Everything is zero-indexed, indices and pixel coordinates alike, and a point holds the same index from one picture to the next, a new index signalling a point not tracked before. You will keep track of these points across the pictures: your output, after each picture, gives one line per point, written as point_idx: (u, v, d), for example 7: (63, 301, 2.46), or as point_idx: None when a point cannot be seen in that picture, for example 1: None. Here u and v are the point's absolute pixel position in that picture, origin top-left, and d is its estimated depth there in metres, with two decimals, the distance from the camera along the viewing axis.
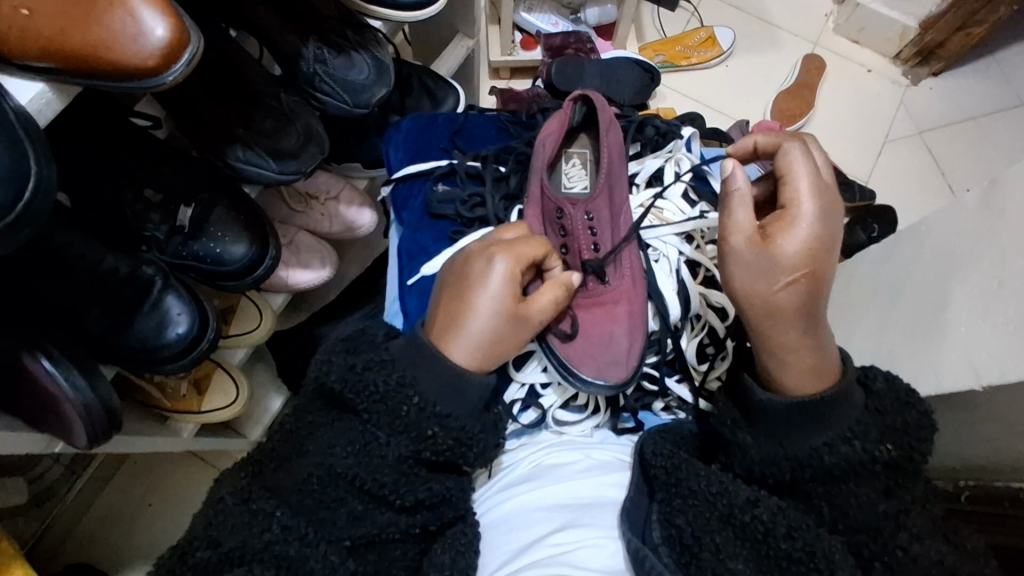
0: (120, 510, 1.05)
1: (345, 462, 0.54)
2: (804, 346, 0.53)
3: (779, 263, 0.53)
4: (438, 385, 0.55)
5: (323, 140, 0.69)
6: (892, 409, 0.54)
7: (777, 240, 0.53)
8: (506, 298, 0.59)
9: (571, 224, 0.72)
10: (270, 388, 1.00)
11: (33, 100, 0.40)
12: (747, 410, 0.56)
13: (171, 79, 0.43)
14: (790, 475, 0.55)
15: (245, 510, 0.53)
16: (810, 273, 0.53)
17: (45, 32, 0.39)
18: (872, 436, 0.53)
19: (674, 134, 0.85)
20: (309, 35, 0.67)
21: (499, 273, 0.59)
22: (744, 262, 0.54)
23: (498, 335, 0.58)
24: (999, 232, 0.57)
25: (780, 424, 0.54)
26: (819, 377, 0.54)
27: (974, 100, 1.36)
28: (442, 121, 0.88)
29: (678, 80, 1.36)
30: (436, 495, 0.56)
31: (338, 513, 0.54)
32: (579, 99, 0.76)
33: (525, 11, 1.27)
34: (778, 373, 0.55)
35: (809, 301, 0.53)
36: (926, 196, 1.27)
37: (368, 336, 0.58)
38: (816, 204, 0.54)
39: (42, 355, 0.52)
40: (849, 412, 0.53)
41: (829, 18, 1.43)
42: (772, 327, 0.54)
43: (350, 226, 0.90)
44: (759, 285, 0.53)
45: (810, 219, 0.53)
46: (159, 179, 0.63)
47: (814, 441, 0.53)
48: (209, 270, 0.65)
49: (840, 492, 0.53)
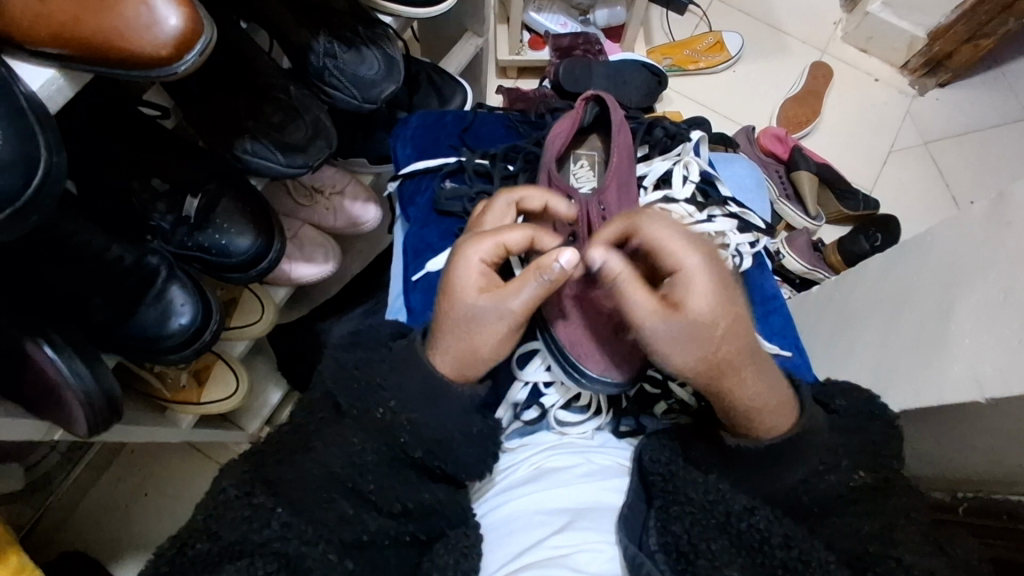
0: (117, 499, 1.05)
1: (340, 463, 0.55)
2: (766, 389, 0.55)
3: (697, 329, 0.51)
4: (420, 391, 0.57)
5: (331, 134, 0.69)
6: (858, 427, 0.58)
7: (684, 306, 0.51)
8: (471, 294, 0.56)
9: (581, 209, 0.69)
10: (269, 381, 1.01)
11: (43, 86, 0.40)
12: (727, 456, 0.58)
13: (183, 70, 0.43)
14: (779, 509, 0.56)
15: (245, 504, 0.51)
16: (731, 323, 0.51)
17: (58, 18, 0.39)
18: (844, 464, 0.56)
19: (683, 137, 0.86)
20: (320, 28, 0.67)
21: (467, 273, 0.57)
22: (659, 342, 0.52)
23: (463, 333, 0.56)
24: (1006, 245, 0.57)
25: (757, 462, 0.57)
26: (780, 417, 0.56)
27: (980, 111, 1.36)
28: (451, 119, 0.88)
29: (685, 84, 1.36)
30: (427, 505, 0.57)
31: (329, 512, 0.53)
32: (591, 99, 0.76)
33: (534, 11, 1.26)
34: (751, 418, 0.56)
35: (733, 355, 0.52)
36: (930, 209, 1.27)
37: (372, 337, 0.61)
38: (701, 255, 0.52)
39: (45, 342, 0.52)
40: (818, 442, 0.56)
41: (838, 26, 1.43)
42: (728, 381, 0.53)
43: (354, 221, 0.90)
44: (679, 356, 0.52)
45: (701, 275, 0.52)
46: (167, 169, 0.63)
47: (791, 477, 0.56)
48: (215, 261, 0.64)
49: (827, 523, 0.54)
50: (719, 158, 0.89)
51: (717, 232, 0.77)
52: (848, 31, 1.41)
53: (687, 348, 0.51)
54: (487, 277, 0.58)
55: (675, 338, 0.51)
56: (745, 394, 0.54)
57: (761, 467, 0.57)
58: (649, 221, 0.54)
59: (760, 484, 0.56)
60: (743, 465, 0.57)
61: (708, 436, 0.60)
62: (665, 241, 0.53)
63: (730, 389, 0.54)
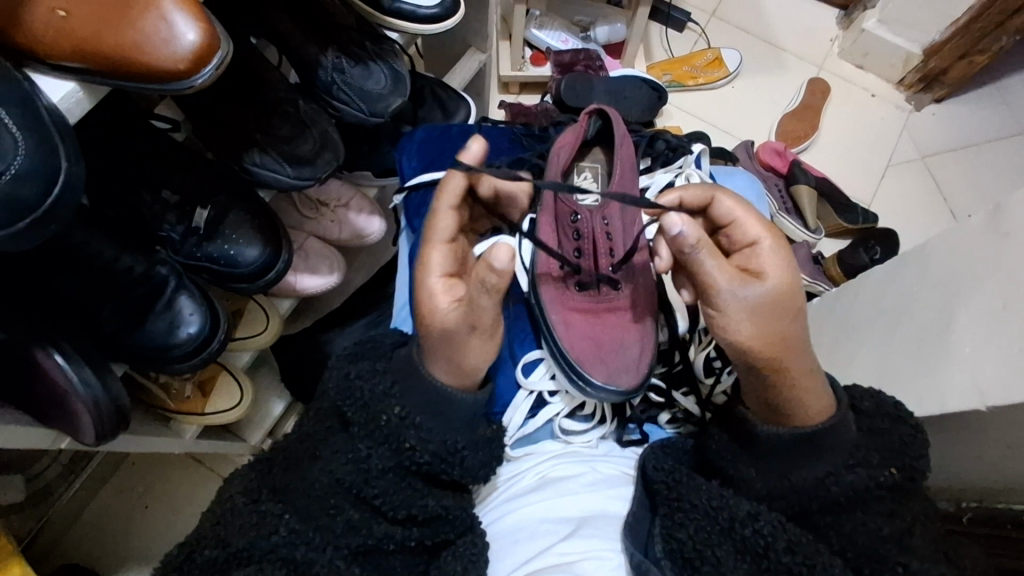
0: (118, 511, 1.04)
1: (344, 468, 0.54)
2: (812, 388, 0.54)
3: (771, 293, 0.53)
4: (426, 403, 0.55)
5: (338, 147, 0.70)
6: (884, 427, 0.55)
7: (766, 278, 0.54)
8: (450, 313, 0.54)
9: (587, 227, 0.70)
10: (272, 393, 1.00)
11: (62, 99, 0.41)
12: (746, 442, 0.57)
13: (199, 83, 0.44)
14: (797, 507, 0.55)
15: (250, 512, 0.54)
16: (795, 306, 0.54)
17: (80, 33, 0.40)
18: (873, 460, 0.54)
19: (684, 150, 0.87)
20: (328, 43, 0.68)
21: (442, 292, 0.55)
22: (736, 307, 0.53)
23: (450, 345, 0.55)
24: (1005, 255, 0.57)
25: (782, 457, 0.55)
26: (819, 411, 0.54)
27: (975, 126, 1.37)
28: (457, 132, 0.89)
29: (684, 99, 1.38)
30: (430, 512, 0.55)
31: (336, 521, 0.53)
32: (595, 112, 0.77)
33: (535, 28, 1.28)
34: (793, 410, 0.54)
35: (797, 327, 0.54)
36: (929, 222, 1.28)
37: (377, 343, 0.61)
38: (776, 238, 0.57)
39: (55, 350, 0.52)
40: (846, 438, 0.54)
41: (834, 43, 1.45)
42: (795, 360, 0.53)
43: (359, 233, 0.91)
44: (749, 325, 0.53)
45: (776, 255, 0.56)
46: (177, 181, 0.64)
47: (818, 471, 0.54)
48: (223, 271, 0.65)
49: (848, 521, 0.53)
50: (720, 171, 0.91)
51: None
52: (844, 48, 1.43)
53: (761, 317, 0.53)
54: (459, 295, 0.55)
55: (754, 306, 0.53)
56: (799, 376, 0.53)
57: (782, 464, 0.55)
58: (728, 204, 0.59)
59: (778, 483, 0.55)
60: (765, 461, 0.56)
61: (729, 425, 0.59)
62: (749, 215, 0.58)
63: (790, 372, 0.53)
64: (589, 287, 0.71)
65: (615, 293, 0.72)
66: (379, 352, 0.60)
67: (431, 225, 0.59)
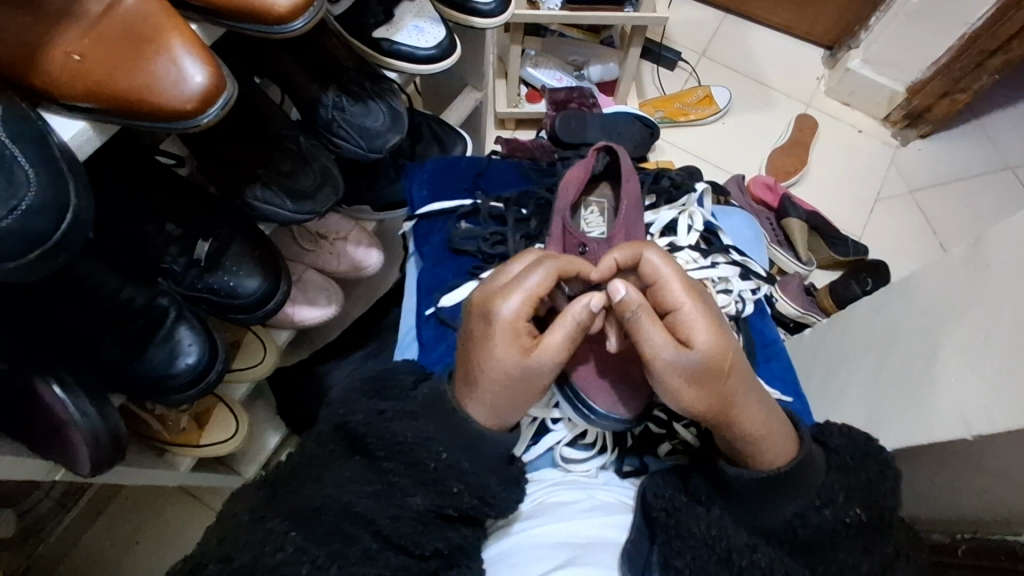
0: (108, 546, 1.03)
1: (363, 501, 0.54)
2: (768, 423, 0.57)
3: (705, 355, 0.55)
4: (458, 440, 0.58)
5: (338, 182, 0.71)
6: (852, 466, 0.59)
7: (696, 342, 0.56)
8: (547, 353, 0.58)
9: (594, 258, 0.75)
10: (269, 425, 1.02)
11: (74, 137, 0.43)
12: (722, 486, 0.60)
13: (205, 122, 0.46)
14: (777, 543, 0.57)
15: (257, 529, 0.52)
16: (733, 360, 0.56)
17: (94, 76, 0.42)
18: (839, 500, 0.57)
19: (687, 186, 0.89)
20: (329, 83, 0.71)
21: (557, 336, 0.58)
22: (673, 376, 0.56)
23: (529, 387, 0.58)
24: (986, 287, 0.59)
25: (754, 499, 0.58)
26: (784, 440, 0.58)
27: (960, 162, 1.41)
28: (465, 165, 0.91)
29: (676, 135, 1.42)
30: (451, 545, 0.57)
31: (350, 548, 0.52)
32: (603, 149, 0.79)
33: (530, 67, 1.33)
34: (757, 453, 0.57)
35: (739, 378, 0.57)
36: (919, 254, 1.31)
37: (394, 379, 0.62)
38: (696, 296, 0.59)
39: (55, 381, 0.53)
40: (813, 480, 0.58)
41: (821, 81, 1.50)
42: (741, 414, 0.56)
43: (357, 265, 0.93)
44: (689, 393, 0.56)
45: (702, 314, 0.58)
46: (180, 214, 0.65)
47: (787, 512, 0.57)
48: (223, 302, 0.67)
49: (825, 562, 0.56)
50: (720, 211, 0.93)
51: (721, 278, 0.80)
52: (831, 86, 1.47)
53: (696, 383, 0.56)
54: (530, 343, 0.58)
55: (689, 373, 0.55)
56: (751, 425, 0.56)
57: (753, 505, 0.58)
58: (652, 265, 0.60)
59: (750, 523, 0.58)
60: (740, 505, 0.58)
61: (706, 468, 0.62)
62: (672, 276, 0.60)
63: (738, 423, 0.56)
64: None
65: None
66: (397, 385, 0.61)
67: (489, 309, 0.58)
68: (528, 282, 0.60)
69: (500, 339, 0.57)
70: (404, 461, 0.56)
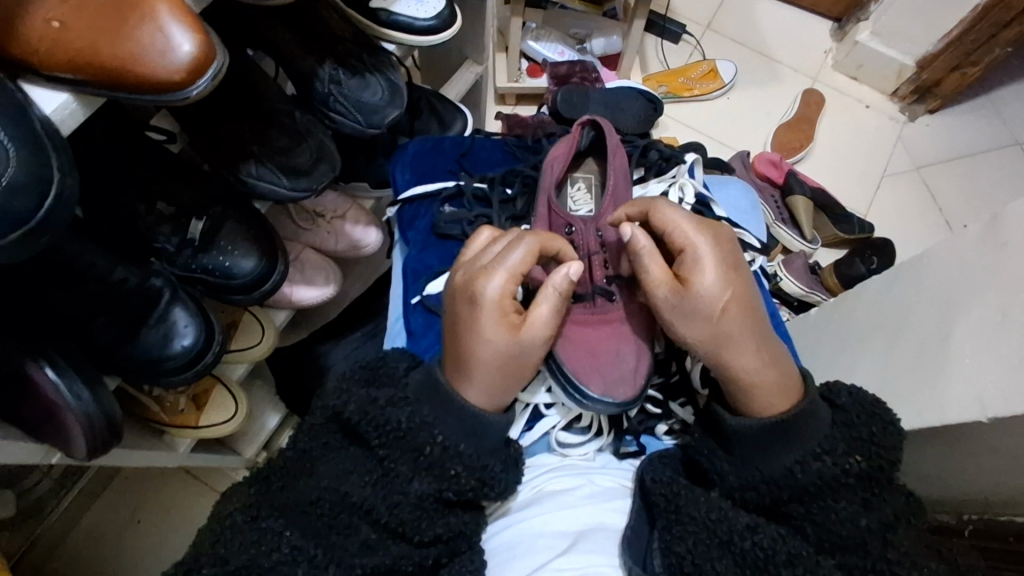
0: (111, 527, 1.03)
1: (361, 491, 0.54)
2: (766, 366, 0.57)
3: (704, 296, 0.58)
4: (457, 425, 0.56)
5: (335, 158, 0.70)
6: (859, 422, 0.56)
7: (693, 281, 0.58)
8: (538, 328, 0.59)
9: (581, 238, 0.72)
10: (267, 406, 0.99)
11: (57, 111, 0.41)
12: (723, 439, 0.59)
13: (195, 94, 0.44)
14: (770, 498, 0.56)
15: (251, 531, 0.52)
16: (735, 295, 0.58)
17: (76, 44, 0.40)
18: (840, 449, 0.54)
19: (677, 160, 0.88)
20: (325, 56, 0.68)
21: (545, 311, 0.59)
22: (668, 310, 0.59)
23: (524, 363, 0.58)
24: (1003, 266, 0.57)
25: (755, 450, 0.56)
26: (778, 395, 0.57)
27: (968, 137, 1.38)
28: (449, 145, 0.89)
29: (679, 110, 1.39)
30: (452, 529, 0.56)
31: (350, 540, 0.53)
32: (587, 124, 0.78)
33: (531, 40, 1.29)
34: (748, 399, 0.57)
35: (740, 320, 0.57)
36: (925, 232, 1.29)
37: (386, 365, 0.60)
38: (710, 239, 0.60)
39: (47, 363, 0.51)
40: (815, 429, 0.55)
41: (828, 54, 1.46)
42: (733, 351, 0.57)
43: (355, 244, 0.91)
44: (684, 327, 0.59)
45: (710, 253, 0.59)
46: (172, 192, 0.63)
47: (786, 459, 0.55)
48: (218, 283, 0.65)
49: (820, 510, 0.54)
50: (714, 181, 0.91)
51: None
52: (838, 60, 1.44)
53: (690, 318, 0.58)
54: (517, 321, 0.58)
55: (682, 309, 0.58)
56: (744, 366, 0.57)
57: (754, 456, 0.56)
58: (665, 209, 0.63)
59: (752, 474, 0.56)
60: (739, 454, 0.57)
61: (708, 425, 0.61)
62: (683, 221, 0.62)
63: (730, 360, 0.57)
64: (584, 300, 0.72)
65: (610, 304, 0.72)
66: (389, 372, 0.59)
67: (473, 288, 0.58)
68: (510, 258, 0.59)
69: (488, 320, 0.56)
70: (404, 445, 0.55)
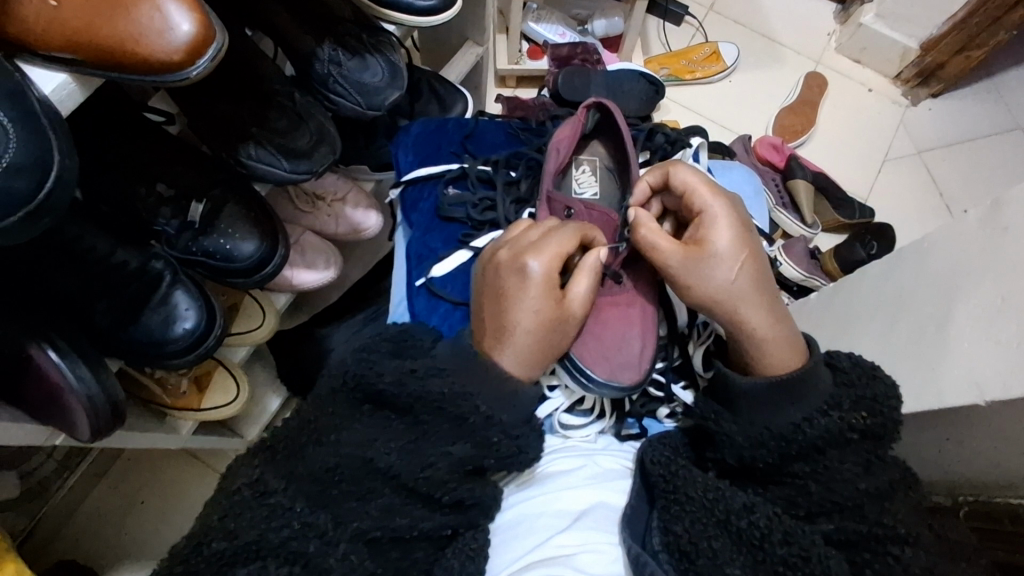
0: (115, 507, 1.04)
1: (387, 457, 0.53)
2: (778, 321, 0.59)
3: (722, 255, 0.62)
4: (492, 391, 0.57)
5: (335, 141, 0.69)
6: (860, 381, 0.55)
7: (708, 242, 0.63)
8: (577, 304, 0.65)
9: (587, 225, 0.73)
10: (269, 389, 1.00)
11: (54, 92, 0.40)
12: (730, 400, 0.59)
13: (195, 75, 0.43)
14: (777, 457, 0.55)
15: (261, 504, 0.51)
16: (748, 254, 0.62)
17: (72, 24, 0.39)
18: (845, 405, 0.54)
19: (683, 143, 0.87)
20: (325, 36, 0.67)
21: (582, 287, 0.65)
22: (681, 273, 0.63)
23: (562, 338, 0.63)
24: (1004, 251, 0.57)
25: (759, 406, 0.57)
26: (791, 356, 0.58)
27: (971, 122, 1.38)
28: (453, 126, 0.89)
29: (681, 93, 1.38)
30: (475, 497, 0.56)
31: (370, 503, 0.53)
32: (593, 107, 0.77)
33: (532, 21, 1.28)
34: (758, 358, 0.59)
35: (752, 279, 0.61)
36: (926, 216, 1.29)
37: (412, 337, 0.61)
38: (724, 202, 0.65)
39: (49, 346, 0.52)
40: (821, 387, 0.55)
41: (832, 37, 1.45)
42: (745, 308, 0.60)
43: (356, 228, 0.91)
44: (700, 287, 0.62)
45: (724, 215, 0.64)
46: (172, 174, 0.63)
47: (793, 415, 0.55)
48: (219, 266, 0.65)
49: (823, 470, 0.54)
50: (717, 166, 0.91)
51: None
52: (842, 43, 1.43)
53: (701, 278, 0.62)
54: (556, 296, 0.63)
55: (693, 269, 0.62)
56: (757, 323, 0.59)
57: (761, 415, 0.56)
58: (682, 174, 0.67)
59: (757, 432, 0.56)
60: (745, 415, 0.57)
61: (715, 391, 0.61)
62: (698, 186, 0.66)
63: (741, 318, 0.60)
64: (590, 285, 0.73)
65: (617, 290, 0.73)
66: (417, 341, 0.60)
67: (521, 263, 0.64)
68: (555, 242, 0.65)
69: (534, 291, 0.62)
70: (448, 414, 0.56)
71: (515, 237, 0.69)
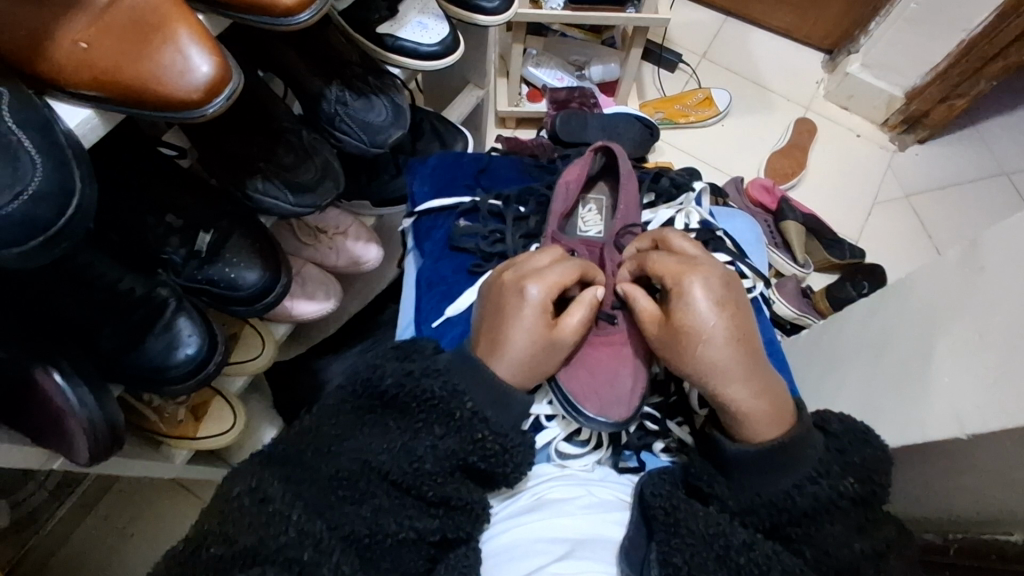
0: (104, 539, 1.03)
1: (380, 457, 0.56)
2: (754, 395, 0.58)
3: (686, 334, 0.61)
4: (484, 396, 0.59)
5: (339, 176, 0.72)
6: (851, 449, 0.58)
7: (678, 317, 0.62)
8: (568, 331, 0.66)
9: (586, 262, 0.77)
10: (264, 419, 0.99)
11: (79, 126, 0.44)
12: (723, 464, 0.60)
13: (211, 112, 0.46)
14: (769, 522, 0.56)
15: (261, 511, 0.50)
16: (726, 333, 0.60)
17: (100, 64, 0.42)
18: (835, 471, 0.56)
19: (687, 188, 0.91)
20: (333, 78, 0.71)
21: (576, 318, 0.67)
22: (660, 346, 0.64)
23: (549, 361, 0.65)
24: (982, 290, 0.59)
25: (753, 474, 0.57)
26: (774, 421, 0.57)
27: (956, 168, 1.42)
28: (468, 160, 0.93)
29: (675, 136, 1.42)
30: (462, 498, 0.58)
31: (360, 508, 0.54)
32: (600, 150, 0.82)
33: (532, 66, 1.33)
34: (743, 425, 0.58)
35: (729, 355, 0.59)
36: (915, 257, 1.32)
37: (416, 347, 0.63)
38: (697, 275, 0.63)
39: (54, 368, 0.53)
40: (811, 451, 0.56)
41: (820, 84, 1.51)
42: (717, 387, 0.59)
43: (356, 260, 0.93)
44: (680, 361, 0.62)
45: (700, 291, 0.62)
46: (181, 206, 0.66)
47: (784, 483, 0.56)
48: (222, 294, 0.67)
49: (819, 529, 0.55)
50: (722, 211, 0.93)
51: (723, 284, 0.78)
52: (830, 90, 1.48)
53: (674, 351, 0.62)
54: (546, 322, 0.65)
55: (668, 343, 0.63)
56: (733, 397, 0.58)
57: (753, 481, 0.57)
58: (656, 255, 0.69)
59: (751, 499, 0.57)
60: (738, 479, 0.58)
61: (708, 452, 0.61)
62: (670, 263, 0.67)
63: (713, 389, 0.59)
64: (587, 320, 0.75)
65: (613, 327, 0.74)
66: (420, 351, 0.62)
67: (519, 286, 0.65)
68: (554, 272, 0.67)
69: (531, 314, 0.64)
70: (438, 411, 0.58)
71: (519, 262, 0.71)
